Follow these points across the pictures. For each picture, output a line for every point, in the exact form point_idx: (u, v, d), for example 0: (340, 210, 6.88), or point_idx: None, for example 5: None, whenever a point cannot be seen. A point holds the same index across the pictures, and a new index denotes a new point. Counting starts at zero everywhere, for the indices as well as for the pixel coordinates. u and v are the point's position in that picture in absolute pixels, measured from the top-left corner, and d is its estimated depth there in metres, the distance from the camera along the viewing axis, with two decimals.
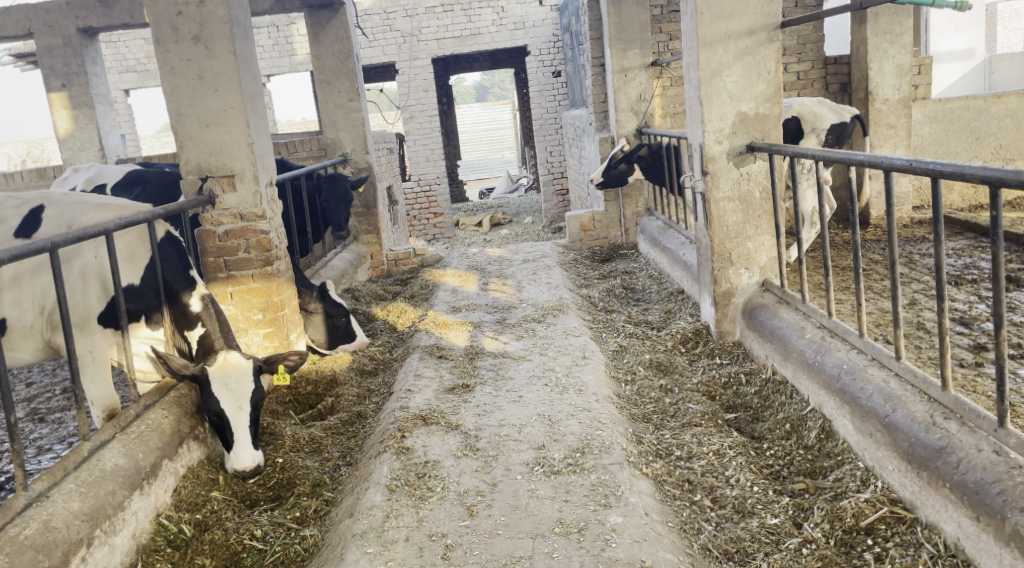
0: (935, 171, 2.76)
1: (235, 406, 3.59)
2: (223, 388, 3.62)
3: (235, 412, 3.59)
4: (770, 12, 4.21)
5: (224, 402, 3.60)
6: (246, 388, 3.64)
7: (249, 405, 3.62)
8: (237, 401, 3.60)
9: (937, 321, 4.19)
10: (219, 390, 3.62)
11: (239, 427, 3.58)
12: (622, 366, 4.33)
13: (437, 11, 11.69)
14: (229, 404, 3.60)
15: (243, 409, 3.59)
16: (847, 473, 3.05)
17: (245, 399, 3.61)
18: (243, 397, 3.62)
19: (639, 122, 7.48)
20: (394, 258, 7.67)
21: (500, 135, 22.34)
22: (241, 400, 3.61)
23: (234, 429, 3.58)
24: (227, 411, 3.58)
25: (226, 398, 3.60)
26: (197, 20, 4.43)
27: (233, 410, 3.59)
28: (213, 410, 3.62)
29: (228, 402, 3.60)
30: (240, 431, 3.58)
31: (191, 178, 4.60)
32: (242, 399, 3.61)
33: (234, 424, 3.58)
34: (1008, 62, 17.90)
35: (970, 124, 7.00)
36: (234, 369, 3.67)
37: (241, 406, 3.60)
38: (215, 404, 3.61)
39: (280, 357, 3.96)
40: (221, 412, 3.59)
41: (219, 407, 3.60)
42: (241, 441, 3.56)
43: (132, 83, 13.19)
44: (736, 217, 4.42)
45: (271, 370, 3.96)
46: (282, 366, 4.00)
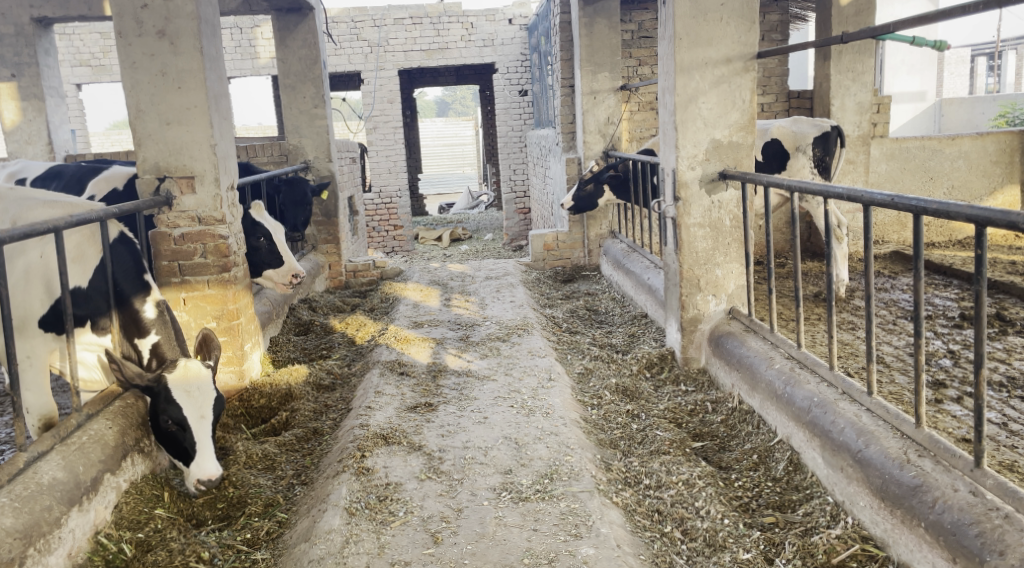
0: (917, 208, 2.75)
1: (199, 414, 3.43)
2: (185, 396, 3.44)
3: (199, 421, 3.42)
4: (748, 42, 4.22)
5: (186, 410, 3.43)
6: (209, 396, 3.47)
7: (212, 414, 3.47)
8: (199, 409, 3.43)
9: (897, 356, 4.21)
10: (181, 397, 3.44)
11: (202, 436, 3.42)
12: (588, 390, 4.24)
13: (406, 23, 11.60)
14: (191, 412, 3.43)
15: (206, 418, 3.43)
16: (817, 508, 3.01)
17: (208, 408, 3.45)
18: (206, 406, 3.46)
19: (606, 145, 7.45)
20: (353, 270, 7.50)
21: (461, 151, 22.32)
22: (204, 409, 3.45)
23: (195, 439, 3.41)
24: (189, 420, 3.42)
25: (188, 406, 3.43)
26: (163, 14, 4.28)
27: (196, 419, 3.42)
28: (172, 419, 3.44)
29: (190, 411, 3.43)
30: (203, 441, 3.42)
31: (148, 178, 4.42)
32: (205, 407, 3.45)
33: (196, 433, 3.42)
34: (956, 106, 18.38)
35: (925, 163, 7.13)
36: (195, 377, 3.49)
37: (204, 414, 3.43)
38: (176, 411, 3.43)
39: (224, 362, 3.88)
40: (183, 420, 3.42)
41: (181, 416, 3.42)
42: (204, 451, 3.41)
43: (85, 77, 12.81)
44: (706, 243, 4.39)
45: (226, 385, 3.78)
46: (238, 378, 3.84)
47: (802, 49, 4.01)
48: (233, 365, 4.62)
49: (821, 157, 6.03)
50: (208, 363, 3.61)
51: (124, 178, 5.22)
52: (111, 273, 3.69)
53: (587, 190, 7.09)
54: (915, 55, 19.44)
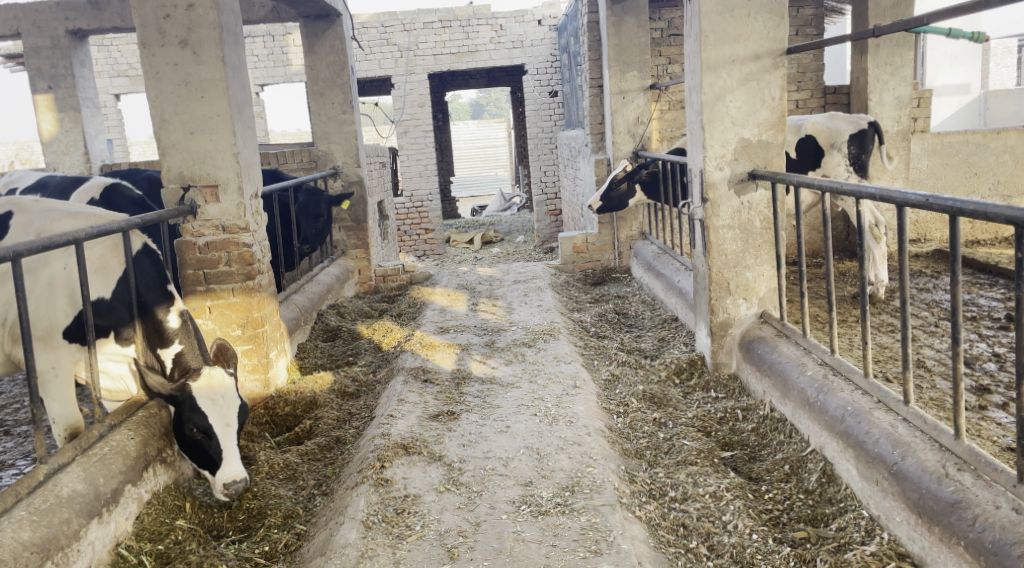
0: (954, 209, 2.62)
1: (224, 422, 3.45)
2: (210, 403, 3.45)
3: (224, 429, 3.44)
4: (777, 38, 4.09)
5: (211, 417, 3.44)
6: (232, 404, 3.49)
7: (237, 422, 3.49)
8: (224, 417, 3.45)
9: (939, 360, 4.05)
10: (206, 405, 3.45)
11: (227, 443, 3.43)
12: (615, 397, 4.15)
13: (435, 27, 11.57)
14: (216, 420, 3.44)
15: (231, 426, 3.46)
16: (851, 522, 2.89)
17: (232, 415, 3.48)
18: (230, 414, 3.48)
19: (636, 145, 7.33)
20: (383, 274, 7.48)
21: (494, 153, 22.28)
22: (229, 417, 3.47)
23: (221, 445, 3.43)
24: (214, 428, 3.43)
25: (212, 414, 3.44)
26: (185, 24, 4.28)
27: (221, 426, 3.44)
28: (197, 427, 3.45)
29: (215, 418, 3.44)
30: (228, 447, 3.44)
31: (172, 188, 4.43)
32: (230, 415, 3.47)
33: (222, 440, 3.43)
34: (1003, 99, 17.87)
35: (968, 158, 6.89)
36: (220, 386, 3.50)
37: (229, 422, 3.46)
38: (201, 418, 3.44)
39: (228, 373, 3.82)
40: (208, 428, 3.43)
41: (206, 423, 3.43)
42: (230, 458, 3.42)
43: (123, 88, 13.00)
44: (735, 245, 4.27)
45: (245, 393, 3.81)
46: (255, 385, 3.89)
47: (835, 43, 3.88)
48: (258, 373, 4.58)
49: (857, 155, 5.84)
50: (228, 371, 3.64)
51: (100, 186, 5.38)
52: (134, 284, 3.69)
53: (618, 190, 6.95)
54: (957, 47, 18.96)
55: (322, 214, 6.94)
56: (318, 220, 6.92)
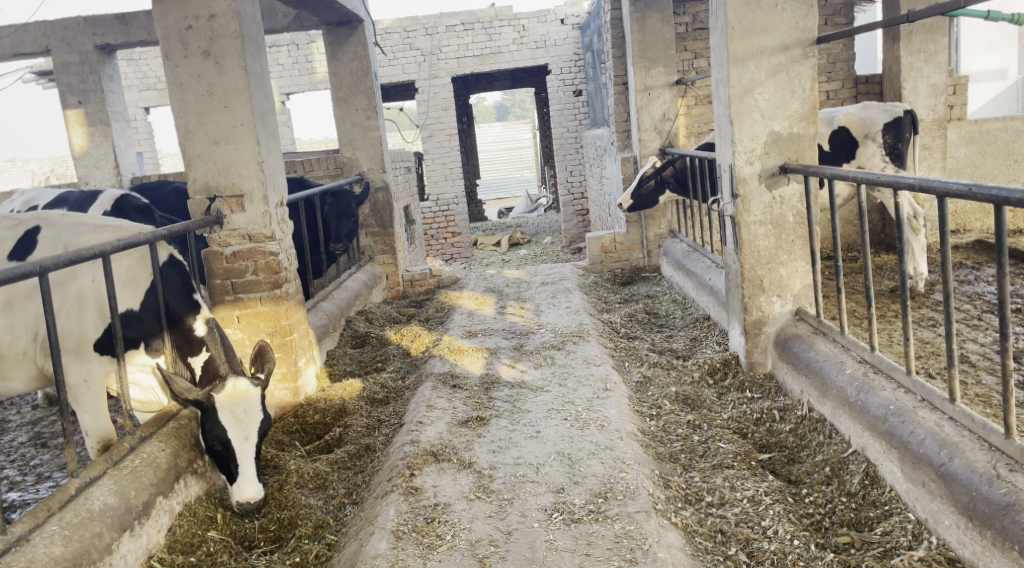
0: (999, 197, 2.51)
1: (242, 435, 3.39)
2: (231, 417, 3.40)
3: (242, 442, 3.38)
4: (806, 27, 3.98)
5: (231, 431, 3.39)
6: (255, 418, 3.42)
7: (256, 435, 3.42)
8: (243, 431, 3.39)
9: (983, 354, 3.91)
10: (228, 419, 3.39)
11: (243, 457, 3.38)
12: (647, 399, 4.06)
13: (458, 30, 11.53)
14: (235, 434, 3.39)
15: (249, 439, 3.39)
16: (897, 526, 2.78)
17: (252, 429, 3.41)
18: (251, 427, 3.41)
19: (663, 142, 7.23)
20: (411, 279, 7.45)
21: (520, 154, 22.25)
22: (249, 430, 3.40)
23: (238, 459, 3.38)
24: (232, 441, 3.38)
25: (233, 428, 3.39)
26: (207, 34, 4.27)
27: (239, 440, 3.38)
28: (217, 439, 3.41)
29: (233, 432, 3.39)
30: (245, 462, 3.38)
31: (198, 199, 4.42)
32: (250, 428, 3.41)
33: (239, 454, 3.38)
34: None
35: (1008, 145, 6.69)
36: (243, 398, 3.43)
37: (247, 436, 3.39)
38: (220, 431, 3.40)
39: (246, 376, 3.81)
40: (227, 440, 3.39)
41: (225, 436, 3.39)
42: (245, 474, 3.38)
43: (152, 101, 13.14)
44: (768, 241, 4.16)
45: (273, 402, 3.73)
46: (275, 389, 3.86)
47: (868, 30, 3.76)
48: (288, 382, 4.56)
49: (892, 144, 5.67)
50: (258, 380, 3.54)
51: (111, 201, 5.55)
52: (162, 297, 3.67)
53: (645, 188, 6.84)
54: (992, 31, 18.53)
55: (352, 213, 6.94)
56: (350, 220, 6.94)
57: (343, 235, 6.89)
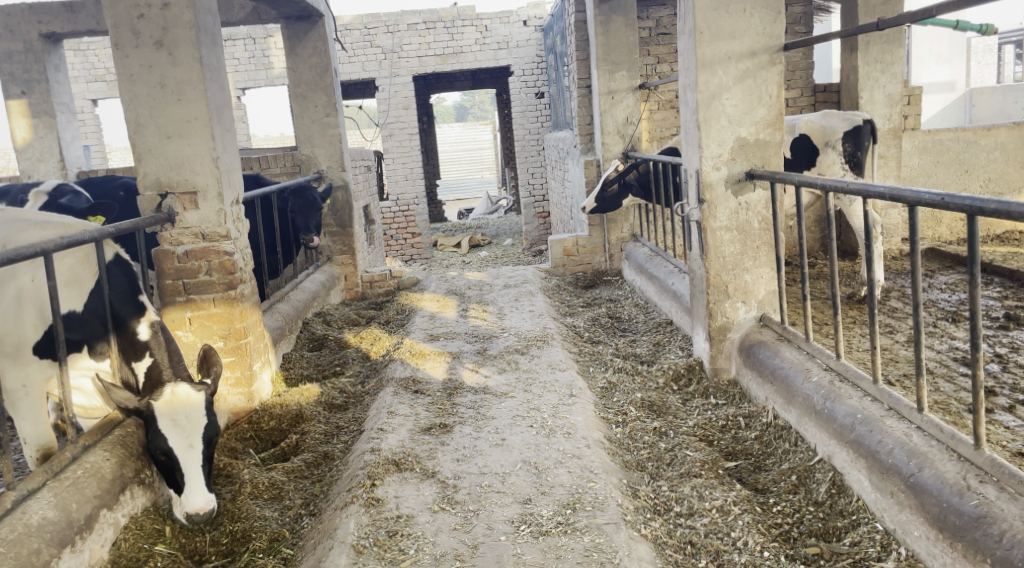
0: (973, 208, 2.51)
1: (186, 443, 3.21)
2: (172, 424, 3.22)
3: (187, 450, 3.20)
4: (773, 34, 3.97)
5: (173, 440, 3.22)
6: (198, 423, 3.25)
7: (202, 442, 3.24)
8: (187, 438, 3.22)
9: (941, 362, 3.93)
10: (168, 427, 3.22)
11: (190, 466, 3.20)
12: (612, 406, 4.01)
13: (419, 28, 11.40)
14: (178, 442, 3.22)
15: (194, 446, 3.21)
16: (865, 537, 2.77)
17: (196, 435, 3.23)
18: (195, 434, 3.24)
19: (626, 145, 7.20)
20: (369, 280, 7.31)
21: (480, 155, 22.18)
22: (193, 437, 3.23)
23: (184, 469, 3.20)
24: (176, 450, 3.20)
25: (174, 436, 3.22)
26: (160, 24, 4.11)
27: (183, 448, 3.21)
28: (161, 450, 3.24)
29: (176, 440, 3.21)
30: (192, 471, 3.20)
31: (149, 195, 4.25)
32: (194, 435, 3.23)
33: (184, 463, 3.20)
34: (988, 96, 17.77)
35: (959, 156, 6.79)
36: (183, 404, 3.27)
37: (192, 443, 3.21)
38: (163, 442, 3.22)
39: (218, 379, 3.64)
40: (170, 450, 3.21)
41: (168, 446, 3.21)
42: (193, 482, 3.19)
43: (101, 93, 12.77)
44: (733, 247, 4.14)
45: None
46: None
47: (823, 39, 3.73)
48: (242, 387, 4.41)
49: (852, 152, 5.71)
50: (201, 385, 3.39)
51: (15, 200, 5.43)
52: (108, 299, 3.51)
53: (608, 192, 6.81)
54: (943, 44, 18.99)
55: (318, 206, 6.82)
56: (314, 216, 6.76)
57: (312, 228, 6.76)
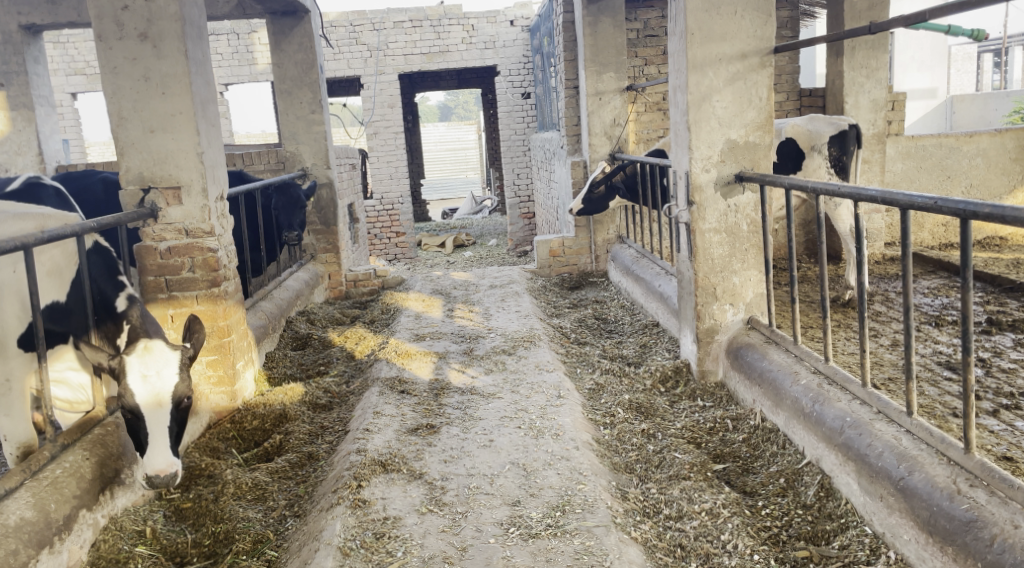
0: (966, 212, 2.51)
1: (154, 401, 3.17)
2: (140, 380, 3.19)
3: (153, 409, 3.17)
4: (763, 36, 3.97)
5: (141, 397, 3.17)
6: (168, 382, 3.21)
7: (171, 402, 3.20)
8: (155, 396, 3.18)
9: (926, 366, 3.94)
10: (136, 382, 3.18)
11: (155, 424, 3.16)
12: (600, 407, 3.98)
13: (405, 26, 11.35)
14: (146, 400, 3.17)
15: (162, 405, 3.18)
16: (854, 540, 2.77)
17: (166, 394, 3.20)
18: (164, 393, 3.20)
19: (613, 146, 7.19)
20: (353, 279, 7.26)
21: (464, 155, 22.14)
22: (161, 396, 3.19)
23: (148, 429, 3.16)
24: (143, 408, 3.16)
25: (142, 393, 3.17)
26: (145, 16, 4.04)
27: (151, 407, 3.17)
28: (127, 408, 3.20)
29: (144, 397, 3.17)
30: (157, 432, 3.16)
31: (131, 189, 4.18)
32: (163, 394, 3.19)
33: (149, 422, 3.16)
34: (968, 103, 17.94)
35: (942, 161, 6.83)
36: (156, 360, 3.24)
37: (161, 402, 3.18)
38: (130, 398, 3.18)
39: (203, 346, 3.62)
40: (137, 408, 3.17)
41: (134, 404, 3.17)
42: (157, 443, 3.15)
43: (81, 86, 12.59)
44: (722, 249, 4.14)
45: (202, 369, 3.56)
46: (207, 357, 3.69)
47: (811, 43, 3.73)
48: (224, 385, 4.32)
49: (838, 157, 5.73)
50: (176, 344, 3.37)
51: None
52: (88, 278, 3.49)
53: (596, 193, 6.79)
54: (925, 51, 19.12)
55: (302, 203, 6.74)
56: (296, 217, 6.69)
57: (295, 226, 6.68)
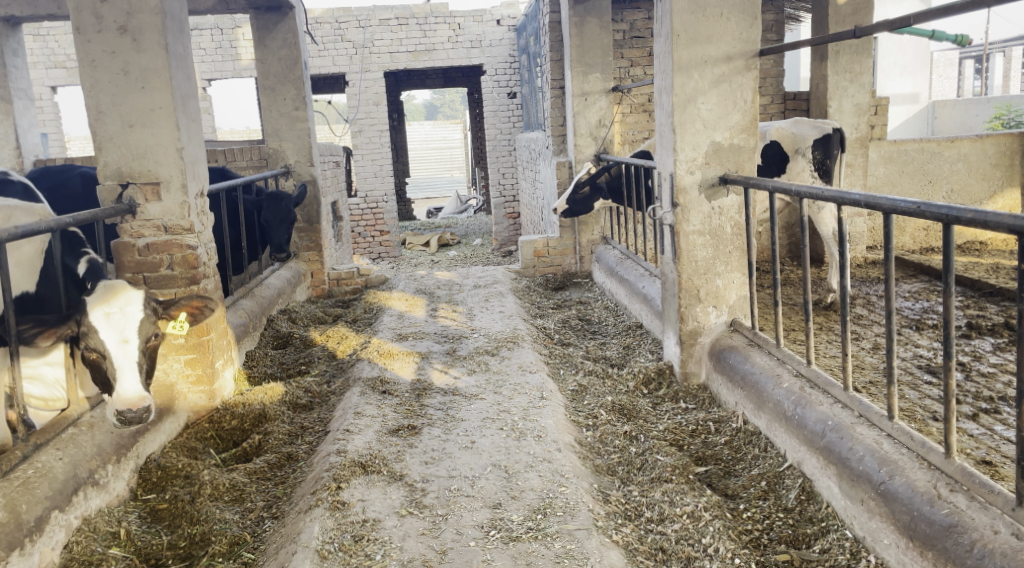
0: (949, 217, 2.51)
1: (121, 338, 3.27)
2: (105, 319, 3.28)
3: (121, 344, 3.27)
4: (749, 39, 3.97)
5: (108, 334, 3.26)
6: (134, 318, 3.32)
7: (137, 338, 3.31)
8: (120, 332, 3.28)
9: (908, 370, 3.95)
10: (100, 321, 3.27)
11: (124, 360, 3.26)
12: (583, 409, 3.97)
13: (392, 24, 11.30)
14: (112, 337, 3.27)
15: (129, 341, 3.28)
16: (835, 544, 2.77)
17: (131, 331, 3.30)
18: (130, 329, 3.30)
19: (598, 147, 7.18)
20: (337, 278, 7.22)
21: (450, 154, 22.10)
22: (127, 332, 3.29)
23: (116, 363, 3.26)
24: (110, 345, 3.26)
25: (108, 330, 3.27)
26: (124, 9, 3.99)
27: (119, 343, 3.27)
28: (94, 348, 3.28)
29: (110, 334, 3.27)
30: (124, 365, 3.26)
31: (108, 184, 4.12)
32: (129, 331, 3.30)
33: (117, 357, 3.26)
34: (950, 109, 18.08)
35: (924, 166, 6.87)
36: (119, 298, 3.34)
37: (127, 338, 3.28)
38: (95, 337, 3.27)
39: (178, 303, 3.73)
40: (104, 347, 3.26)
41: (102, 343, 3.26)
42: (125, 377, 3.25)
43: (61, 80, 12.46)
44: (705, 252, 4.13)
45: (168, 316, 3.72)
46: (181, 314, 3.77)
47: (797, 47, 3.72)
48: (203, 385, 4.25)
49: (821, 160, 5.74)
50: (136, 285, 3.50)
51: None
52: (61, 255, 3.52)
53: (581, 193, 6.77)
54: (907, 57, 19.25)
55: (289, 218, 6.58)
56: (290, 225, 6.66)
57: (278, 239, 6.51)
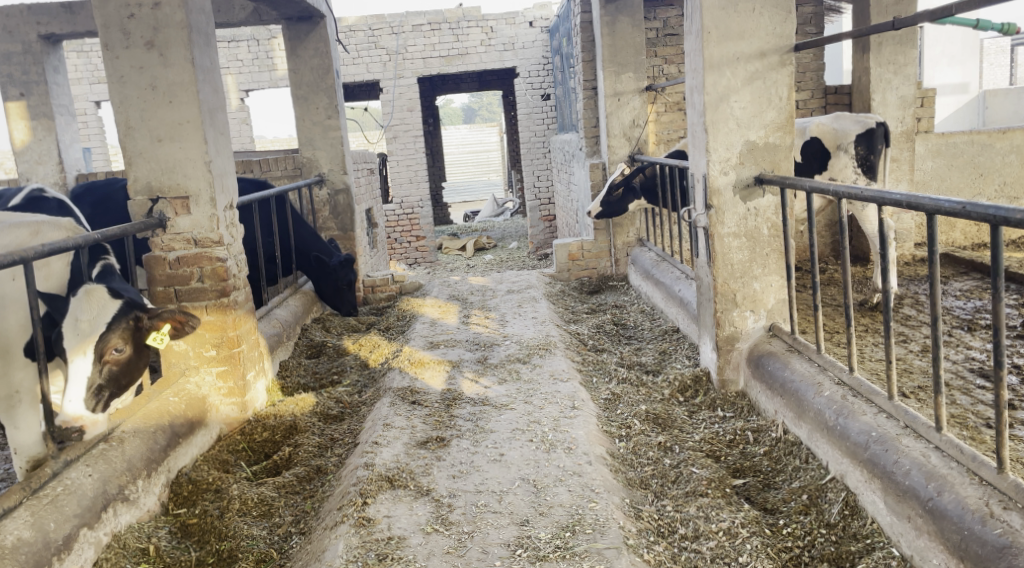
0: (997, 217, 2.37)
1: (80, 349, 3.26)
2: (72, 327, 3.29)
3: (77, 354, 3.25)
4: (784, 34, 3.84)
5: (69, 343, 3.26)
6: (95, 330, 3.31)
7: (95, 352, 3.29)
8: (80, 344, 3.26)
9: (958, 374, 3.77)
10: (67, 328, 3.28)
11: (76, 372, 3.22)
12: (616, 418, 3.87)
13: (424, 29, 11.29)
14: (72, 346, 3.26)
15: (85, 355, 3.25)
16: (881, 563, 2.63)
17: (91, 345, 3.28)
18: (89, 341, 3.28)
19: (632, 148, 7.07)
20: (372, 284, 7.20)
21: (487, 158, 22.08)
22: (87, 344, 3.27)
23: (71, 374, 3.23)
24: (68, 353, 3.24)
25: (71, 339, 3.27)
26: (151, 24, 4.00)
27: (75, 353, 3.25)
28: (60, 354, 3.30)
29: (71, 343, 3.26)
30: (77, 377, 3.22)
31: (139, 200, 4.13)
32: (88, 344, 3.28)
33: (71, 367, 3.23)
34: (1002, 98, 17.56)
35: (973, 159, 6.62)
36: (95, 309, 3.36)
37: (83, 350, 3.25)
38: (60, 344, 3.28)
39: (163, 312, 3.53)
40: (65, 353, 3.26)
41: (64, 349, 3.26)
42: (71, 390, 3.20)
43: (104, 94, 12.69)
44: (741, 255, 4.00)
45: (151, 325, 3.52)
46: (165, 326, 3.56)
47: (835, 40, 3.58)
48: (235, 397, 4.25)
49: (865, 155, 5.55)
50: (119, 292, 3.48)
51: None
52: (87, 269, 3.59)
53: (618, 197, 6.66)
54: (955, 46, 18.80)
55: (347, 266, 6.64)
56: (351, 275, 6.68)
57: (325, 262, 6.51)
